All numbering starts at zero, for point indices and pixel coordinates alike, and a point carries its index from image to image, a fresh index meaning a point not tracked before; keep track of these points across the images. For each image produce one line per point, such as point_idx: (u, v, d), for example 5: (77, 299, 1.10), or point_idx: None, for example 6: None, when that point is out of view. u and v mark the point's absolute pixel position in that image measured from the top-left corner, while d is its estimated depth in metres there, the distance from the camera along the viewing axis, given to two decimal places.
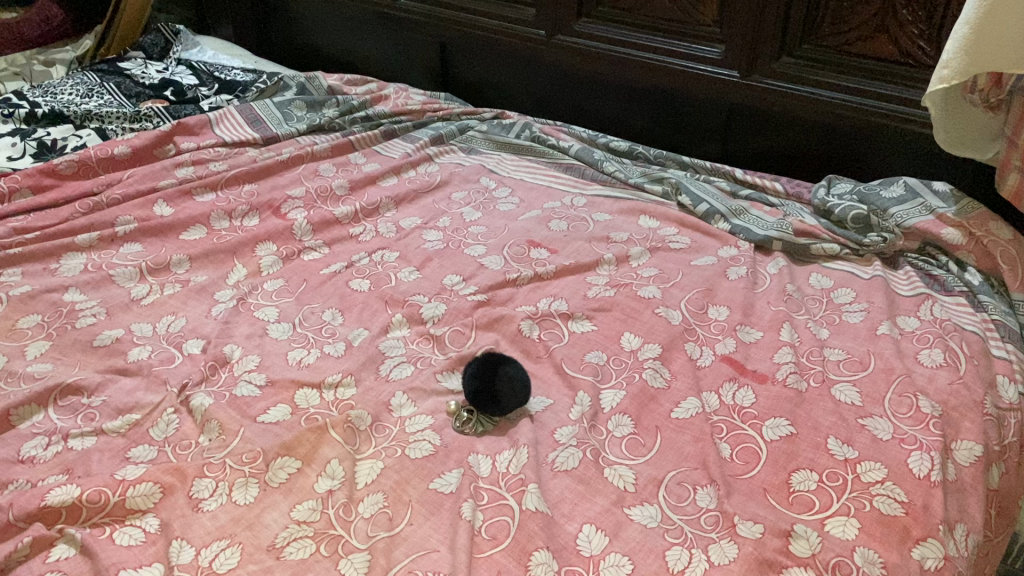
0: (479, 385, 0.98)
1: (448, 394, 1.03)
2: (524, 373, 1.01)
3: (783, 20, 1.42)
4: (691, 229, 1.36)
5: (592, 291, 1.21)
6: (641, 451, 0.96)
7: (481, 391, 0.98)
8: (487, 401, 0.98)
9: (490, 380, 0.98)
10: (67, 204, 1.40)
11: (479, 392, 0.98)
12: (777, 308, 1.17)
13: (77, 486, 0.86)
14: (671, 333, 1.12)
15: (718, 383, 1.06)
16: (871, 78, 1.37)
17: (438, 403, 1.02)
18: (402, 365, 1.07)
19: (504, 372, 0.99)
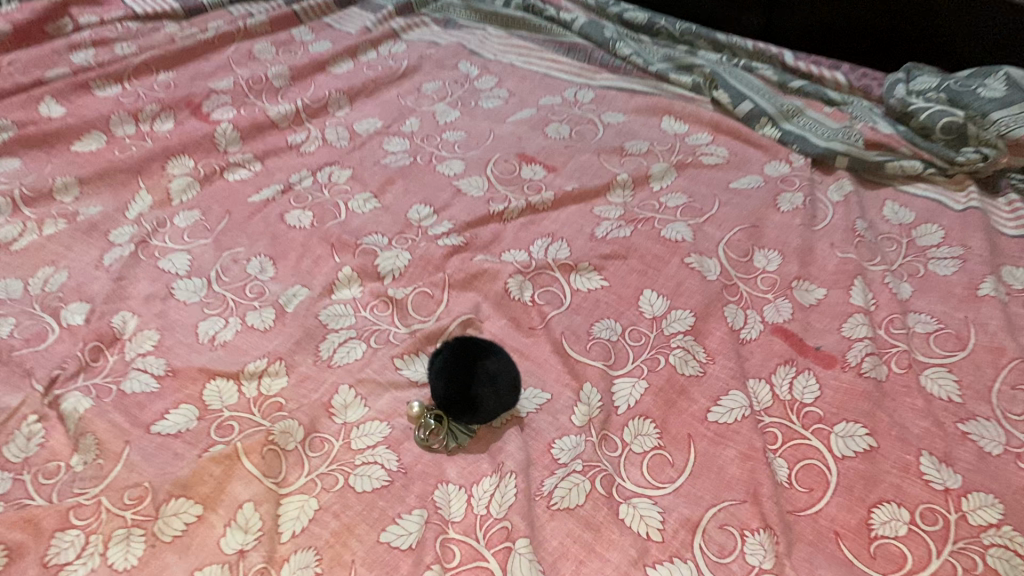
0: (454, 388, 0.72)
1: (409, 389, 0.77)
2: (510, 365, 0.75)
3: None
4: (728, 137, 1.06)
5: (601, 229, 0.93)
6: (668, 476, 0.71)
7: (456, 398, 0.72)
8: (463, 410, 0.72)
9: (468, 381, 0.72)
10: None
11: (455, 398, 0.72)
12: (844, 255, 0.89)
13: None
14: (707, 293, 0.85)
15: (767, 367, 0.80)
16: None
17: (396, 402, 0.76)
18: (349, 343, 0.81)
19: (486, 370, 0.73)
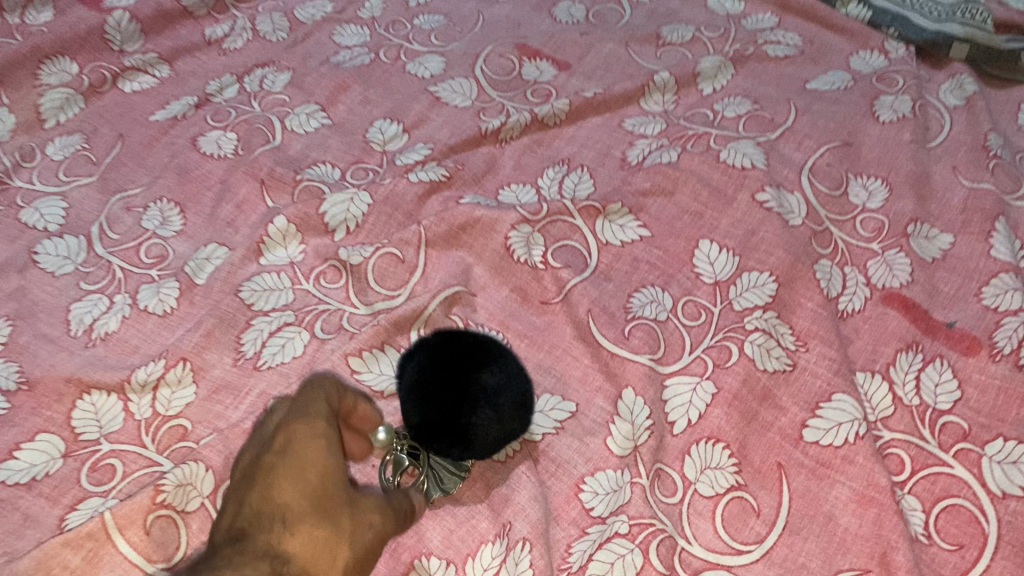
0: (436, 416, 0.47)
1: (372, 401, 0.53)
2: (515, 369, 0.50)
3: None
4: (798, 19, 0.80)
5: (634, 153, 0.67)
6: (753, 534, 0.49)
7: (440, 429, 0.47)
8: (454, 445, 0.48)
9: (456, 405, 0.47)
10: None
11: (439, 429, 0.48)
12: (975, 183, 0.65)
13: None
14: (790, 244, 0.60)
15: (879, 354, 0.57)
16: None
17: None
18: (283, 337, 0.56)
19: (482, 385, 0.48)
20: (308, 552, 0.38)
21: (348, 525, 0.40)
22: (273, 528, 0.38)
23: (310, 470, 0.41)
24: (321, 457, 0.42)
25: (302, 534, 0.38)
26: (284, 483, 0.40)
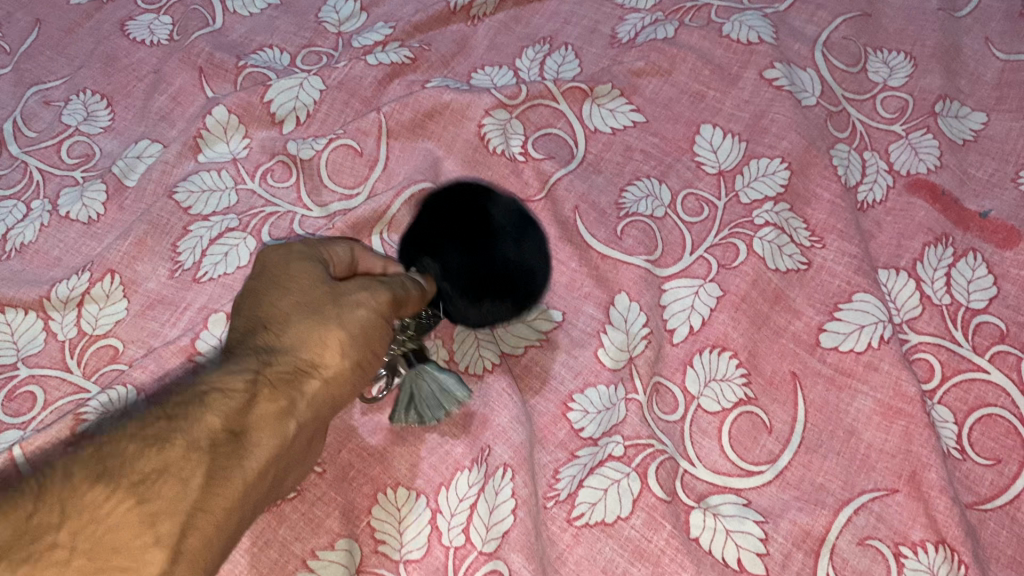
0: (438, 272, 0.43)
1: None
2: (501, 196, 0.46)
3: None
4: None
5: (625, 29, 0.59)
6: (766, 451, 0.43)
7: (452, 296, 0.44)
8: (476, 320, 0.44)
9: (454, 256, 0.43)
10: None
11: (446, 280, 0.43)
12: (1011, 55, 0.57)
13: None
14: (804, 126, 0.53)
15: (906, 249, 0.50)
16: None
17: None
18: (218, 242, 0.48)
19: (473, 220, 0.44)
20: (306, 345, 0.34)
21: (339, 309, 0.35)
22: (261, 335, 0.34)
23: (289, 269, 0.36)
24: (302, 263, 0.37)
25: (294, 330, 0.34)
26: (268, 294, 0.35)
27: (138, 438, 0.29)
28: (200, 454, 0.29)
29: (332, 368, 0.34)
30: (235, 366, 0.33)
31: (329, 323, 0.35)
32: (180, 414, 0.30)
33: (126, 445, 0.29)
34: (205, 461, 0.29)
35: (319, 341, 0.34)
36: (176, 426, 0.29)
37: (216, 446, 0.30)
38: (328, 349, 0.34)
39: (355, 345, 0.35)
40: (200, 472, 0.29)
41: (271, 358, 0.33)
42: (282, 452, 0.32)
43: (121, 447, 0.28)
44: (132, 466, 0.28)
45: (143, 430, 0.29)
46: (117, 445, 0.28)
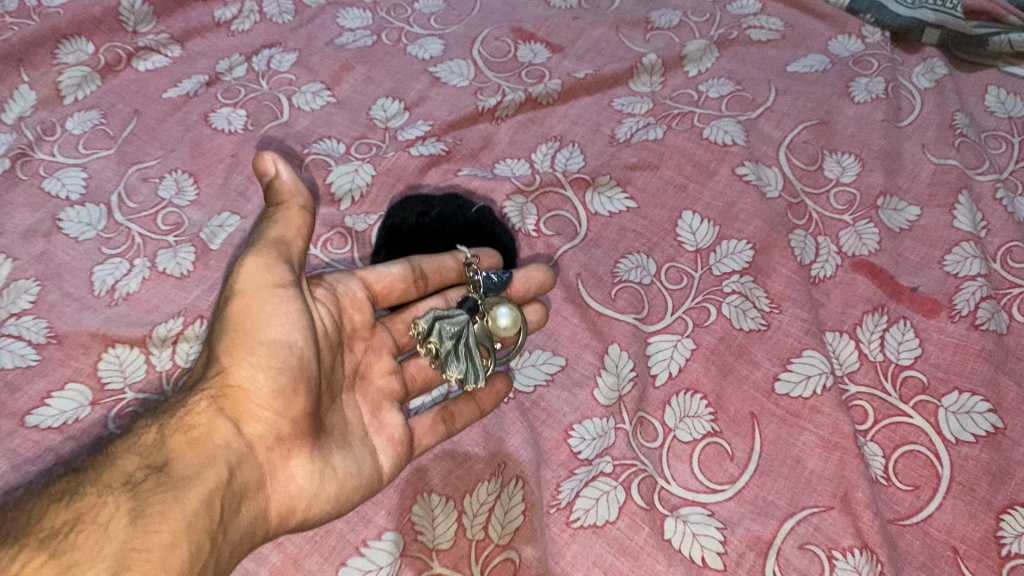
0: (466, 232, 0.62)
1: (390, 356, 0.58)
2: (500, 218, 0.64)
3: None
4: (781, 5, 0.84)
5: (623, 130, 0.72)
6: (728, 474, 0.53)
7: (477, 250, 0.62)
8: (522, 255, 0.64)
9: (462, 216, 0.62)
10: None
11: (470, 230, 0.62)
12: (941, 160, 0.69)
13: None
14: (766, 213, 0.64)
15: (851, 317, 0.61)
16: None
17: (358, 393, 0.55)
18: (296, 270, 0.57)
19: (446, 197, 0.63)
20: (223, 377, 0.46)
21: (249, 343, 0.47)
22: (185, 392, 0.46)
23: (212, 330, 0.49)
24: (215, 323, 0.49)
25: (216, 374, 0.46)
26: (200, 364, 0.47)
27: (49, 498, 0.38)
28: (121, 492, 0.38)
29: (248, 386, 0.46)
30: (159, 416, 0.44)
31: (227, 366, 0.46)
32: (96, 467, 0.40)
33: (40, 508, 0.37)
34: (123, 497, 0.38)
35: (236, 363, 0.46)
36: (90, 480, 0.39)
37: (135, 485, 0.39)
38: (241, 372, 0.46)
39: (264, 364, 0.46)
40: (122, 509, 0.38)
41: (184, 405, 0.44)
42: (202, 475, 0.42)
43: (38, 512, 0.37)
44: (44, 525, 0.36)
45: (59, 494, 0.38)
46: (33, 508, 0.37)
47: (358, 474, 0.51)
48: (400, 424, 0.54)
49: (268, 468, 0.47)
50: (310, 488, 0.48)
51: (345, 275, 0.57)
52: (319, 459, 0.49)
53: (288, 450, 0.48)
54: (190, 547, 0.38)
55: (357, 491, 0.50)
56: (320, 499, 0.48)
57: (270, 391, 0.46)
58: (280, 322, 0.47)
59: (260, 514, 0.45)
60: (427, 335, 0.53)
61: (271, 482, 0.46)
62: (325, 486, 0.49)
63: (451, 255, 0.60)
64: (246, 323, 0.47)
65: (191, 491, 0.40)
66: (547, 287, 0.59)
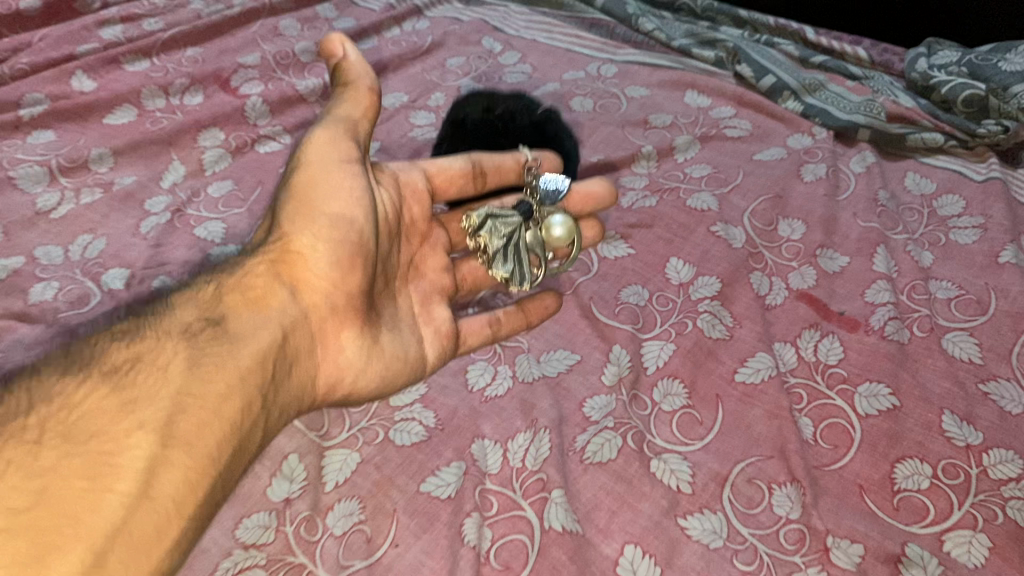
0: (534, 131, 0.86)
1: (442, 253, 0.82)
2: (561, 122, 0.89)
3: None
4: (751, 110, 1.07)
5: (627, 199, 0.95)
6: (697, 433, 0.73)
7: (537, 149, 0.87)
8: (574, 155, 0.89)
9: (531, 119, 0.86)
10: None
11: (536, 131, 0.86)
12: (868, 224, 0.91)
13: None
14: (731, 259, 0.87)
15: (794, 331, 0.82)
16: None
17: (413, 279, 0.78)
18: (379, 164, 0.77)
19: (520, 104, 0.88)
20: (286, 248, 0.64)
21: (308, 225, 0.65)
22: (246, 261, 0.62)
23: (278, 208, 0.66)
24: (281, 203, 0.66)
25: (283, 246, 0.64)
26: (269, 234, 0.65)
27: (115, 336, 0.52)
28: (182, 338, 0.53)
29: (305, 254, 0.64)
30: (232, 274, 0.60)
31: (294, 239, 0.64)
32: (166, 314, 0.55)
33: (103, 346, 0.50)
34: (181, 345, 0.52)
35: (301, 232, 0.64)
36: (158, 327, 0.53)
37: (193, 334, 0.54)
38: (303, 242, 0.64)
39: (319, 240, 0.64)
40: (181, 353, 0.52)
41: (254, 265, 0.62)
42: (253, 334, 0.57)
43: (106, 346, 0.50)
44: (111, 360, 0.49)
45: (124, 336, 0.52)
46: (96, 345, 0.50)
47: (402, 356, 0.72)
48: (446, 320, 0.77)
49: (322, 332, 0.64)
50: (356, 358, 0.67)
51: (409, 167, 0.78)
52: (362, 337, 0.67)
53: (339, 325, 0.66)
54: (239, 393, 0.53)
55: (399, 370, 0.71)
56: (362, 368, 0.67)
57: (328, 261, 0.64)
58: (340, 201, 0.66)
59: (310, 368, 0.63)
60: (480, 231, 0.74)
61: (321, 344, 0.64)
62: (369, 364, 0.68)
63: (510, 155, 0.82)
64: (314, 197, 0.66)
65: (244, 346, 0.55)
66: (604, 204, 0.85)
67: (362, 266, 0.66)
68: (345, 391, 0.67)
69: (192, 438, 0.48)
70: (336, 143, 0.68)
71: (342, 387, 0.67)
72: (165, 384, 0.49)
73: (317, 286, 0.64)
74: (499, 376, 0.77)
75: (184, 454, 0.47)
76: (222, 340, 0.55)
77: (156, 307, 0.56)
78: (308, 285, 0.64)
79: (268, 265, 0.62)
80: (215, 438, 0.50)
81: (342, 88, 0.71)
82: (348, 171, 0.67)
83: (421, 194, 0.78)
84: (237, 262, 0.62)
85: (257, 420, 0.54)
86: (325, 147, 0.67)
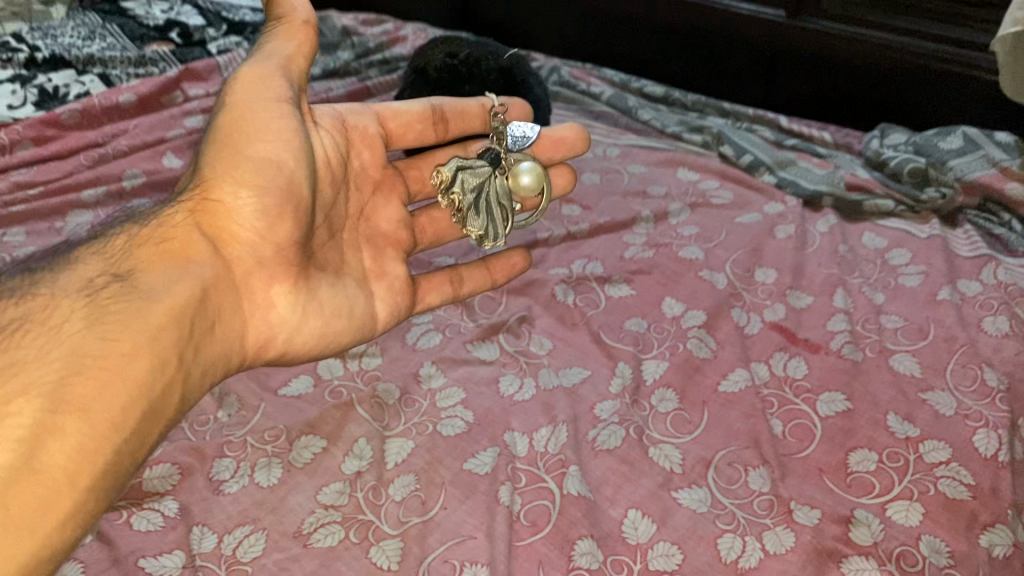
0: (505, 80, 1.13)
1: (395, 201, 0.87)
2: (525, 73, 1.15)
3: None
4: (734, 182, 1.27)
5: (629, 252, 1.14)
6: (687, 429, 0.90)
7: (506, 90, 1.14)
8: (541, 96, 1.19)
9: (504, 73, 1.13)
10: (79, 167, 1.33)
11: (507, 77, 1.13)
12: (829, 270, 1.10)
13: (174, 503, 0.81)
14: (714, 298, 1.05)
15: (767, 353, 0.99)
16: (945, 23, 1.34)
17: (364, 227, 0.84)
18: (333, 109, 0.83)
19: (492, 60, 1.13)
20: (213, 204, 0.68)
21: (230, 185, 0.68)
22: (165, 217, 0.66)
23: (205, 154, 0.70)
24: (205, 156, 0.70)
25: (206, 202, 0.68)
26: (193, 185, 0.69)
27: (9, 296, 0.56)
28: (80, 299, 0.57)
29: (226, 211, 0.68)
30: (150, 226, 0.65)
31: (217, 193, 0.68)
32: (70, 271, 0.59)
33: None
34: (80, 305, 0.57)
35: (224, 187, 0.68)
36: (60, 285, 0.58)
37: (90, 294, 0.58)
38: (227, 196, 0.68)
39: (241, 195, 0.68)
40: (77, 314, 0.56)
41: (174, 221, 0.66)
42: (158, 292, 0.60)
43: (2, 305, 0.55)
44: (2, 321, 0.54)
45: (20, 297, 0.56)
46: None
47: (343, 310, 0.76)
48: (399, 275, 0.83)
49: (247, 284, 0.69)
50: (285, 312, 0.71)
51: (363, 114, 0.85)
52: (295, 292, 0.71)
53: (268, 279, 0.70)
54: (138, 348, 0.56)
55: (339, 321, 0.75)
56: (295, 323, 0.72)
57: (252, 212, 0.68)
58: (263, 150, 0.69)
59: (237, 321, 0.67)
60: (453, 186, 0.78)
61: (249, 298, 0.69)
62: (303, 320, 0.72)
63: (475, 102, 0.93)
64: (239, 142, 0.69)
65: (149, 302, 0.59)
66: (575, 145, 0.95)
67: (293, 213, 0.70)
68: (281, 347, 0.72)
69: (89, 396, 0.53)
70: (266, 84, 0.71)
71: (274, 341, 0.71)
72: (57, 344, 0.54)
73: (242, 237, 0.68)
74: (525, 385, 0.95)
75: (76, 423, 0.52)
76: (122, 295, 0.59)
77: (57, 265, 0.59)
78: (231, 234, 0.68)
79: (188, 216, 0.67)
80: (116, 404, 0.54)
81: (278, 21, 0.75)
82: (278, 110, 0.70)
83: (371, 138, 0.85)
84: (157, 213, 0.66)
85: (169, 382, 0.58)
86: (250, 93, 0.70)
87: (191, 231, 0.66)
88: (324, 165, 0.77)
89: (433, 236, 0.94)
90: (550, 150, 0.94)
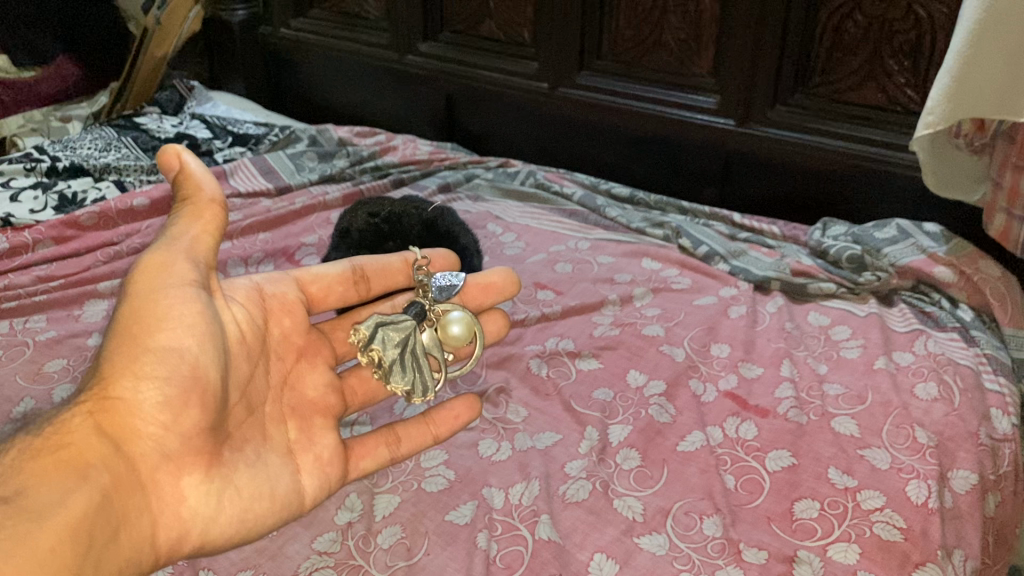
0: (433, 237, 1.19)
1: (321, 366, 0.90)
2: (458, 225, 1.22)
3: (778, 59, 1.50)
4: (693, 271, 1.40)
5: (598, 330, 1.25)
6: (649, 483, 0.99)
7: (434, 240, 1.19)
8: (472, 246, 1.22)
9: (432, 227, 1.19)
10: (96, 263, 1.46)
11: (432, 229, 1.19)
12: (777, 345, 1.21)
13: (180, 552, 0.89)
14: (674, 370, 1.16)
15: (721, 418, 1.09)
16: (877, 127, 1.46)
17: (288, 397, 0.85)
18: (251, 281, 0.87)
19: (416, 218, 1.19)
20: (114, 400, 0.66)
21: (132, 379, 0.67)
22: (63, 423, 0.63)
23: (104, 353, 0.68)
24: (104, 354, 0.68)
25: (107, 401, 0.66)
26: (89, 386, 0.67)
27: None
28: None
29: (129, 406, 0.66)
30: (45, 434, 0.62)
31: (119, 390, 0.66)
32: None
33: None
34: None
35: (124, 384, 0.67)
36: None
37: None
38: (128, 391, 0.67)
39: (143, 390, 0.67)
40: None
41: (74, 425, 0.64)
42: (55, 511, 0.57)
43: None
44: None
45: None
46: None
47: (263, 493, 0.75)
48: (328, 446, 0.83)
49: (156, 482, 0.67)
50: (196, 505, 0.70)
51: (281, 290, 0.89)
52: (207, 481, 0.71)
53: (175, 471, 0.69)
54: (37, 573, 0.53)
55: (260, 502, 0.75)
56: (210, 514, 0.71)
57: (159, 405, 0.67)
58: (169, 340, 0.69)
59: (146, 523, 0.66)
60: (373, 343, 0.83)
61: (159, 496, 0.67)
62: (217, 509, 0.71)
63: (397, 257, 1.00)
64: (142, 336, 0.69)
65: (45, 521, 0.56)
66: (508, 288, 1.02)
67: (199, 400, 0.70)
68: (197, 541, 0.70)
69: None
70: (169, 272, 0.72)
71: (188, 539, 0.70)
72: None
73: (145, 433, 0.67)
74: (501, 447, 1.04)
75: None
76: (17, 517, 0.55)
77: None
78: (133, 430, 0.66)
79: (88, 418, 0.65)
80: None
81: (182, 202, 0.76)
82: (183, 296, 0.71)
83: (290, 305, 0.89)
84: (53, 418, 0.64)
85: None
86: (153, 282, 0.71)
87: (94, 433, 0.64)
88: (238, 341, 0.79)
89: (364, 395, 0.95)
90: (479, 296, 1.00)
